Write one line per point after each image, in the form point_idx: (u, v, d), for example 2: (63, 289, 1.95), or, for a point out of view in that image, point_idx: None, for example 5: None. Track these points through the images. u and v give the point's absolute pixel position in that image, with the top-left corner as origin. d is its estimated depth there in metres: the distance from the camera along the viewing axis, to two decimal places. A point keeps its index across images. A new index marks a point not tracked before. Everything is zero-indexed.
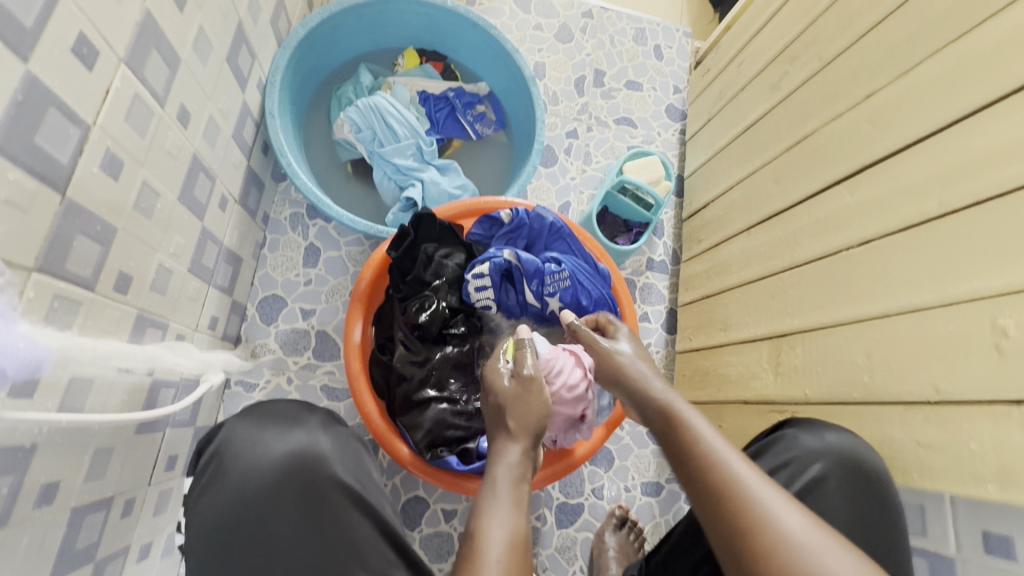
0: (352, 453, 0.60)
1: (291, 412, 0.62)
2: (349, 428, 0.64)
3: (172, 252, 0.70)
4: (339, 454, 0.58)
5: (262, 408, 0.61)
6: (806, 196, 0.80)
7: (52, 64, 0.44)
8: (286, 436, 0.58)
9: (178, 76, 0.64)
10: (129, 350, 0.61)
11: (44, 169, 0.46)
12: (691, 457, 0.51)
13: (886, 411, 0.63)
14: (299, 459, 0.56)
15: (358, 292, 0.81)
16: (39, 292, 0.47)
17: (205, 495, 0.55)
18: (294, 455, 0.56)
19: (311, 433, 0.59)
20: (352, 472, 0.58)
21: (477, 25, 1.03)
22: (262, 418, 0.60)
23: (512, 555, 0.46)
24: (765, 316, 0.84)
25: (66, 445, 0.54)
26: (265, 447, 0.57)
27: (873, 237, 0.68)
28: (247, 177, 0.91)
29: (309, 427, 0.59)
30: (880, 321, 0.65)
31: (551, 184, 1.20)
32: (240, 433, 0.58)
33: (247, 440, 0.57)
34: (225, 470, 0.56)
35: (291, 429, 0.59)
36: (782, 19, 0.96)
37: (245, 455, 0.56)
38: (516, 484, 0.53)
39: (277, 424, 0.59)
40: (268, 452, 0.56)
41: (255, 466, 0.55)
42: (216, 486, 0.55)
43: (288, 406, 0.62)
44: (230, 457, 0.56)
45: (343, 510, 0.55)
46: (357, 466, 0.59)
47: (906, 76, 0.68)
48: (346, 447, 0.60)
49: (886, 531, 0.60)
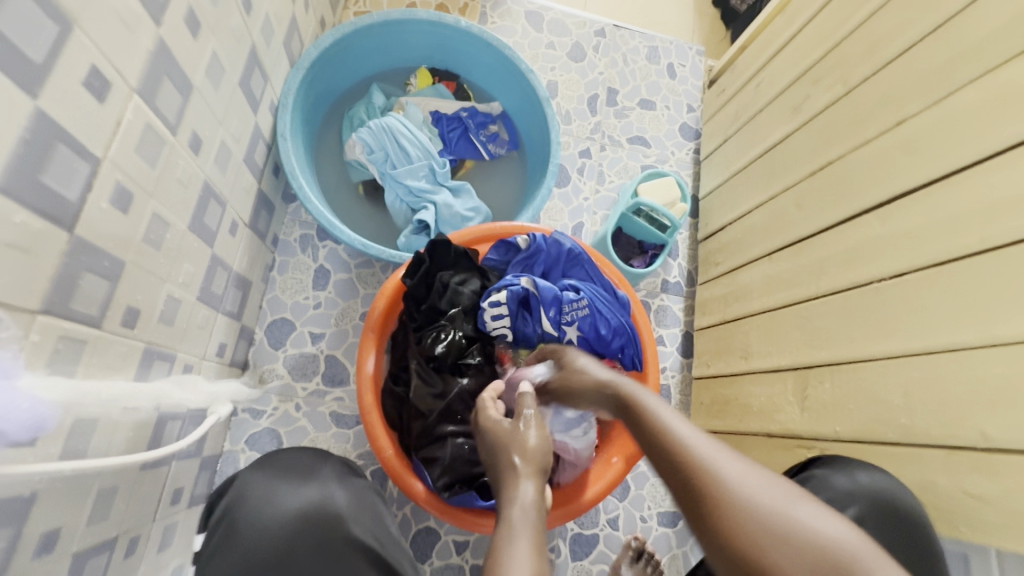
0: (368, 505, 0.58)
1: (305, 462, 0.59)
2: (365, 480, 0.62)
3: (181, 281, 0.67)
4: (356, 510, 0.56)
5: (273, 460, 0.59)
6: (833, 223, 0.78)
7: (61, 99, 0.43)
8: (300, 490, 0.55)
9: (190, 103, 0.62)
10: (135, 388, 0.58)
11: (50, 208, 0.44)
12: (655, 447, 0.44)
13: (927, 454, 0.60)
14: (315, 516, 0.54)
15: (372, 321, 0.78)
16: (44, 334, 0.45)
17: (214, 560, 0.52)
18: (310, 511, 0.54)
19: (326, 486, 0.57)
20: (368, 528, 0.56)
21: (492, 45, 1.02)
22: (275, 470, 0.57)
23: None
24: (791, 346, 0.82)
25: (68, 490, 0.52)
26: (279, 502, 0.54)
27: (908, 270, 0.65)
28: (258, 200, 0.89)
29: (324, 481, 0.57)
30: (920, 358, 0.62)
31: (564, 204, 1.18)
32: (251, 489, 0.55)
33: (260, 496, 0.55)
34: (236, 530, 0.53)
35: (305, 483, 0.56)
36: (803, 41, 0.94)
37: (256, 512, 0.53)
38: (534, 528, 0.45)
39: (291, 478, 0.57)
40: (282, 508, 0.54)
41: (268, 525, 0.53)
42: (226, 548, 0.52)
43: (302, 457, 0.60)
44: (241, 515, 0.54)
45: (361, 572, 0.52)
46: (373, 520, 0.57)
47: (940, 104, 0.66)
48: (362, 502, 0.58)
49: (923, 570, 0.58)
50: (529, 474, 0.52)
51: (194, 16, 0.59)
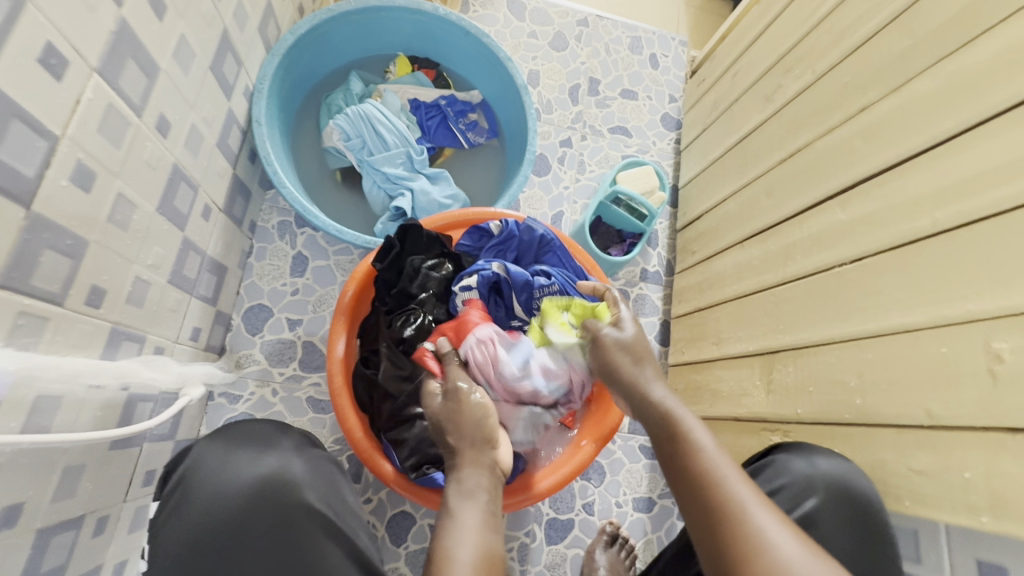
0: (326, 476, 0.59)
1: (266, 433, 0.60)
2: (323, 451, 0.63)
3: (150, 263, 0.68)
4: (313, 479, 0.57)
5: (235, 430, 0.60)
6: (799, 210, 0.79)
7: (14, 75, 0.43)
8: (258, 459, 0.56)
9: (156, 84, 0.62)
10: (100, 366, 0.59)
11: (7, 183, 0.44)
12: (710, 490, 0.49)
13: (879, 433, 0.61)
14: (271, 483, 0.55)
15: (343, 304, 0.79)
16: (1, 309, 0.46)
17: (170, 524, 0.53)
18: (265, 479, 0.55)
19: (284, 455, 0.58)
20: (323, 496, 0.56)
21: (469, 32, 1.02)
22: (234, 440, 0.58)
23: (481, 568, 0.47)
24: (758, 331, 0.83)
25: (32, 465, 0.53)
26: (236, 470, 0.55)
27: (866, 254, 0.66)
28: (233, 186, 0.90)
29: (282, 450, 0.58)
30: (876, 341, 0.63)
31: (544, 193, 1.18)
32: (210, 456, 0.56)
33: (219, 464, 0.56)
34: (193, 495, 0.54)
35: (263, 451, 0.57)
36: (776, 30, 0.95)
37: (213, 479, 0.55)
38: (481, 505, 0.53)
39: (250, 447, 0.58)
40: (238, 476, 0.55)
41: (224, 491, 0.54)
42: (184, 512, 0.53)
43: (263, 427, 0.61)
44: (200, 480, 0.55)
45: (313, 539, 0.53)
46: (330, 490, 0.58)
47: (901, 90, 0.67)
48: (321, 472, 0.59)
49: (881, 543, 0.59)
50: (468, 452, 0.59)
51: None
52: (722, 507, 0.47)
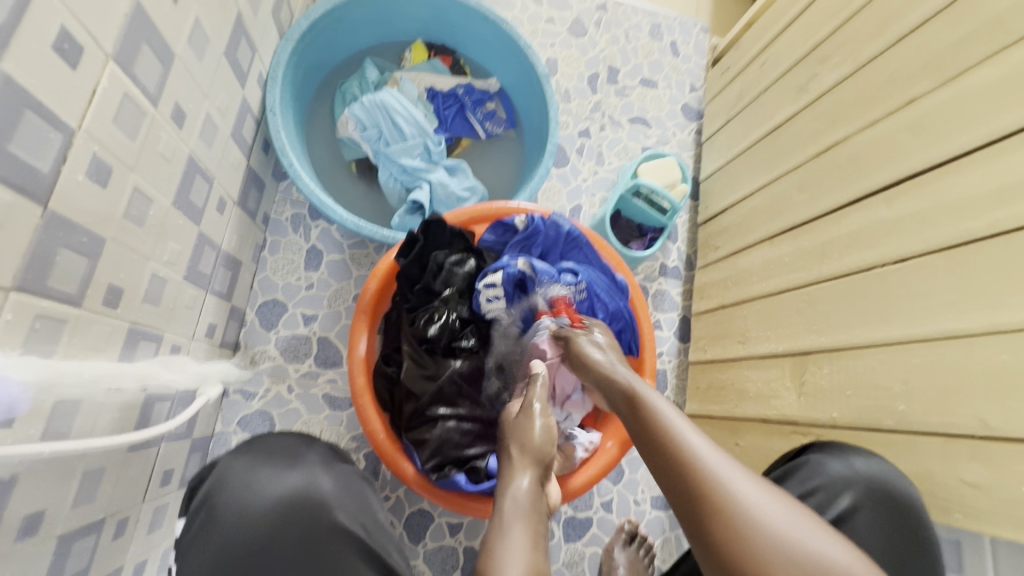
0: (355, 491, 0.58)
1: (290, 447, 0.59)
2: (350, 465, 0.61)
3: (167, 260, 0.65)
4: (341, 496, 0.55)
5: (259, 445, 0.58)
6: (836, 207, 0.76)
7: (26, 62, 0.40)
8: (283, 476, 0.54)
9: (171, 72, 0.59)
10: (119, 369, 0.57)
11: (21, 179, 0.41)
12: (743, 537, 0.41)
13: (925, 441, 0.59)
14: (298, 501, 0.53)
15: (364, 304, 0.76)
16: (19, 313, 0.43)
17: (193, 545, 0.51)
18: (293, 496, 0.53)
19: (311, 471, 0.56)
20: (354, 513, 0.55)
21: (489, 18, 0.98)
22: (258, 455, 0.57)
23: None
24: (789, 332, 0.80)
25: (51, 473, 0.51)
26: (262, 488, 0.53)
27: (912, 255, 0.64)
28: (246, 177, 0.86)
29: (309, 465, 0.56)
30: (923, 344, 0.60)
31: (562, 185, 1.15)
32: (234, 473, 0.55)
33: (243, 481, 0.54)
34: (217, 515, 0.52)
35: (289, 468, 0.55)
36: (811, 17, 0.91)
37: (238, 497, 0.53)
38: (527, 522, 0.50)
39: (275, 463, 0.56)
40: (262, 494, 0.53)
41: (250, 511, 0.52)
42: (209, 532, 0.51)
43: (287, 441, 0.59)
44: (224, 499, 0.53)
45: (345, 558, 0.51)
46: (360, 507, 0.56)
47: (954, 82, 0.64)
48: (349, 487, 0.57)
49: (918, 548, 0.58)
50: (530, 468, 0.58)
51: None
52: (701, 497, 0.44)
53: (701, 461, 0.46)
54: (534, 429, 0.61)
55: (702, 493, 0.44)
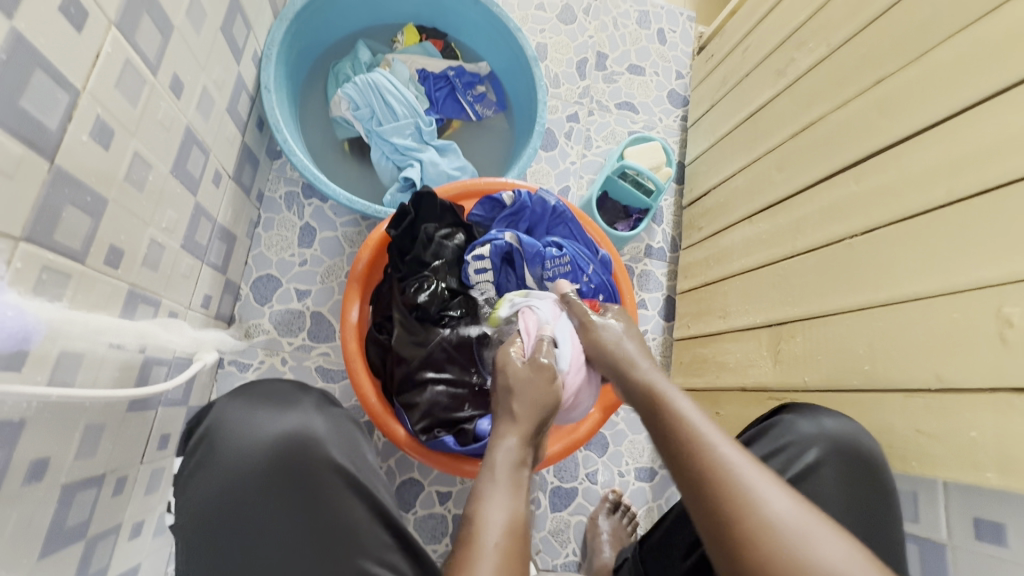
0: (347, 434, 0.61)
1: (286, 392, 0.61)
2: (343, 410, 0.64)
3: (165, 227, 0.68)
4: (334, 437, 0.58)
5: (255, 390, 0.61)
6: (810, 184, 0.80)
7: (37, 22, 0.42)
8: (279, 416, 0.57)
9: (171, 43, 0.61)
10: (121, 326, 0.59)
11: (30, 134, 0.44)
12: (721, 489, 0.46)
13: (886, 399, 0.63)
14: (292, 440, 0.55)
15: (356, 272, 0.79)
16: (27, 262, 0.45)
17: (197, 478, 0.55)
18: (287, 436, 0.56)
19: (305, 414, 0.59)
20: (345, 453, 0.58)
21: (479, 1, 1.01)
22: (255, 398, 0.59)
23: (510, 538, 0.47)
24: (765, 304, 0.84)
25: (56, 421, 0.53)
26: (258, 428, 0.56)
27: (877, 226, 0.68)
28: (241, 153, 0.89)
29: (302, 409, 0.59)
30: (886, 310, 0.64)
31: (551, 168, 1.18)
32: (233, 414, 0.57)
33: (240, 421, 0.57)
34: (217, 452, 0.55)
35: (284, 410, 0.58)
36: (790, 4, 0.94)
37: (237, 434, 0.56)
38: (512, 482, 0.52)
39: (270, 407, 0.58)
40: (259, 432, 0.56)
41: (246, 447, 0.55)
42: (210, 465, 0.55)
43: (282, 387, 0.62)
44: (224, 436, 0.56)
45: (337, 491, 0.55)
46: (352, 448, 0.59)
47: (917, 62, 0.67)
48: (342, 430, 0.60)
49: (877, 498, 0.60)
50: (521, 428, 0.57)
51: None
52: (730, 496, 0.45)
53: (718, 455, 0.47)
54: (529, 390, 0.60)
55: (708, 479, 0.46)
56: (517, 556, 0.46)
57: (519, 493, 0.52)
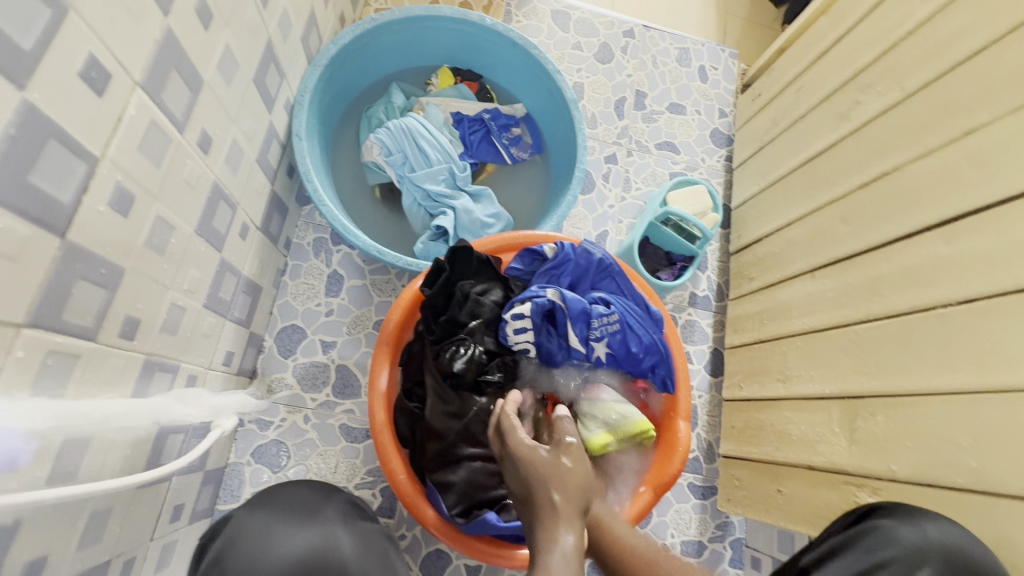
0: (375, 548, 0.54)
1: (308, 501, 0.55)
2: (371, 521, 0.58)
3: (186, 288, 0.63)
4: (361, 557, 0.52)
5: (272, 498, 0.55)
6: (886, 241, 0.72)
7: (53, 91, 0.38)
8: (304, 533, 0.51)
9: (200, 98, 0.58)
10: (134, 405, 0.55)
11: (40, 211, 0.39)
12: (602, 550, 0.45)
13: (1000, 503, 0.53)
14: (320, 563, 0.50)
15: (387, 333, 0.74)
16: (30, 349, 0.41)
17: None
18: (314, 558, 0.50)
19: (329, 529, 0.53)
20: (376, 574, 0.51)
21: (517, 44, 0.97)
22: (275, 510, 0.53)
23: None
24: (835, 372, 0.75)
25: (58, 515, 0.48)
26: (282, 548, 0.50)
27: (978, 296, 0.59)
28: (271, 202, 0.86)
29: (327, 523, 0.53)
30: (997, 396, 0.54)
31: (588, 212, 1.12)
32: (247, 532, 0.51)
33: (257, 538, 0.50)
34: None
35: (307, 525, 0.52)
36: (852, 42, 0.88)
37: (254, 554, 0.49)
38: None
39: (292, 520, 0.53)
40: (280, 552, 0.50)
41: (266, 573, 0.48)
42: None
43: (302, 494, 0.56)
44: (236, 558, 0.49)
45: None
46: (382, 566, 0.53)
47: (1018, 111, 0.59)
48: (370, 547, 0.54)
49: None
50: (573, 517, 0.46)
51: (206, 7, 0.55)
52: None
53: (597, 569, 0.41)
54: (568, 470, 0.49)
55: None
56: None
57: None
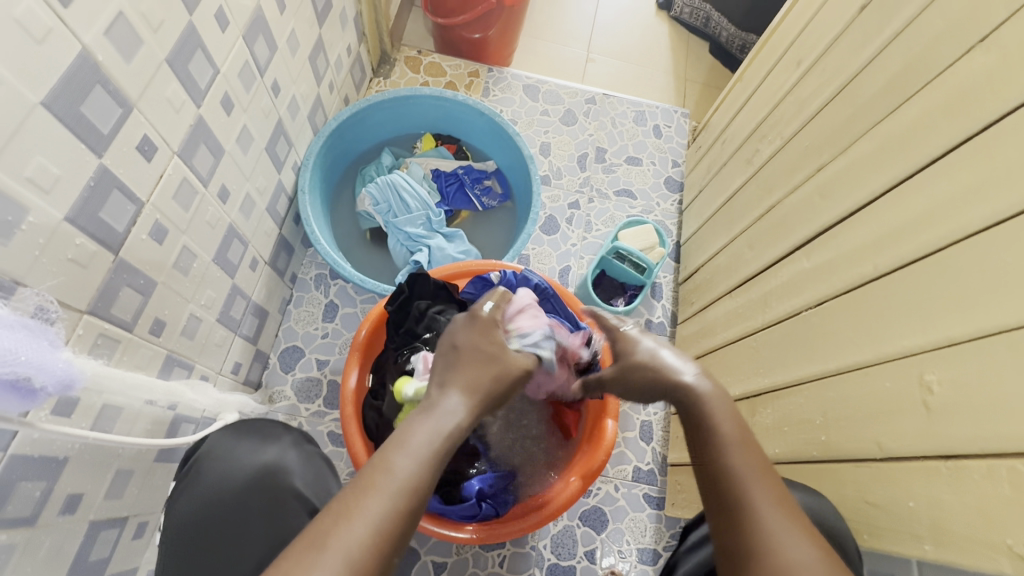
0: (316, 466, 0.70)
1: (269, 429, 0.73)
2: (318, 448, 0.74)
3: (203, 304, 0.82)
4: (303, 470, 0.68)
5: (244, 425, 0.72)
6: (774, 261, 0.85)
7: (119, 159, 0.59)
8: (259, 451, 0.69)
9: (221, 162, 0.79)
10: (155, 383, 0.71)
11: (103, 235, 0.59)
12: (716, 466, 0.50)
13: (843, 469, 0.63)
14: (269, 472, 0.67)
15: (358, 342, 0.89)
16: (87, 330, 0.59)
17: (183, 496, 0.66)
18: (266, 468, 0.67)
19: (282, 449, 0.70)
20: (310, 484, 0.67)
21: (484, 113, 1.19)
22: (241, 433, 0.71)
23: (403, 501, 0.45)
24: (742, 376, 0.86)
25: (93, 462, 0.64)
26: (243, 458, 0.68)
27: (826, 299, 0.71)
28: (279, 243, 1.06)
29: (281, 444, 0.70)
30: (836, 379, 0.66)
31: (553, 250, 1.29)
32: (220, 443, 0.69)
33: (225, 452, 0.68)
34: (201, 477, 0.67)
35: (265, 445, 0.70)
36: (755, 101, 1.05)
37: (221, 464, 0.68)
38: (436, 436, 0.51)
39: (252, 440, 0.70)
40: (241, 462, 0.68)
41: (229, 478, 0.67)
42: (193, 490, 0.66)
43: (269, 425, 0.74)
44: (209, 465, 0.68)
45: (298, 520, 0.64)
46: (318, 479, 0.69)
47: (846, 152, 0.74)
48: (311, 465, 0.70)
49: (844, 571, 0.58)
50: (461, 389, 0.56)
51: (229, 99, 0.78)
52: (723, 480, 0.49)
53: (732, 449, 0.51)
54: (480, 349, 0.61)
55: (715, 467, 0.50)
56: (405, 521, 0.44)
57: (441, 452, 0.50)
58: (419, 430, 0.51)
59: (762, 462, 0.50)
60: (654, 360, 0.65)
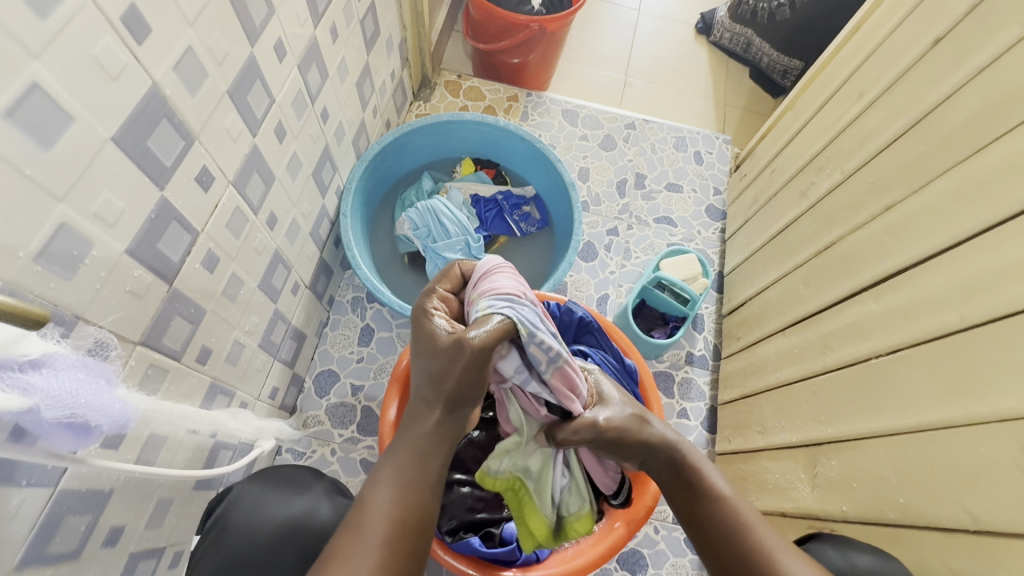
0: None
1: (301, 478, 0.73)
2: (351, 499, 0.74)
3: (247, 329, 0.82)
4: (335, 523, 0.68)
5: (273, 472, 0.73)
6: (835, 301, 0.81)
7: (178, 191, 0.59)
8: (290, 502, 0.69)
9: (271, 189, 0.79)
10: (200, 413, 0.70)
11: (159, 266, 0.59)
12: (707, 513, 0.62)
13: (925, 536, 0.58)
14: (301, 524, 0.67)
15: (398, 372, 0.87)
16: (139, 361, 0.59)
17: (208, 549, 0.65)
18: (297, 521, 0.67)
19: (314, 500, 0.70)
20: None
21: (525, 139, 1.18)
22: (270, 482, 0.71)
23: (392, 530, 0.54)
24: (800, 422, 0.82)
25: (135, 494, 0.63)
26: (273, 510, 0.68)
27: (900, 346, 0.67)
28: (319, 266, 1.06)
29: (313, 495, 0.71)
30: (915, 436, 0.61)
31: (590, 277, 1.26)
32: (249, 493, 0.69)
33: (253, 504, 0.68)
34: (228, 529, 0.66)
35: (296, 496, 0.70)
36: (808, 132, 1.01)
37: (250, 515, 0.67)
38: (401, 467, 0.59)
39: (284, 491, 0.70)
40: (271, 515, 0.67)
41: (257, 530, 0.66)
42: (220, 543, 0.65)
43: (298, 472, 0.74)
44: (235, 517, 0.67)
45: None
46: None
47: (919, 192, 0.70)
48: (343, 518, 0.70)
49: None
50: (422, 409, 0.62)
51: (282, 127, 0.78)
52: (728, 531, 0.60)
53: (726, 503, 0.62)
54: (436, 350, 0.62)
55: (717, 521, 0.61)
56: (398, 551, 0.53)
57: (413, 476, 0.58)
58: (386, 464, 0.59)
59: (758, 512, 0.61)
60: (642, 418, 0.71)
